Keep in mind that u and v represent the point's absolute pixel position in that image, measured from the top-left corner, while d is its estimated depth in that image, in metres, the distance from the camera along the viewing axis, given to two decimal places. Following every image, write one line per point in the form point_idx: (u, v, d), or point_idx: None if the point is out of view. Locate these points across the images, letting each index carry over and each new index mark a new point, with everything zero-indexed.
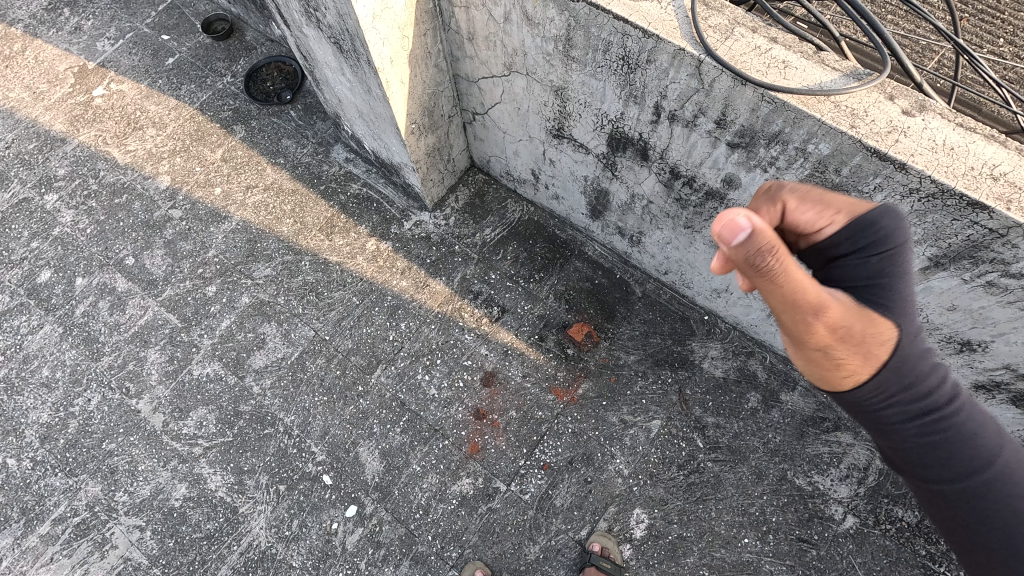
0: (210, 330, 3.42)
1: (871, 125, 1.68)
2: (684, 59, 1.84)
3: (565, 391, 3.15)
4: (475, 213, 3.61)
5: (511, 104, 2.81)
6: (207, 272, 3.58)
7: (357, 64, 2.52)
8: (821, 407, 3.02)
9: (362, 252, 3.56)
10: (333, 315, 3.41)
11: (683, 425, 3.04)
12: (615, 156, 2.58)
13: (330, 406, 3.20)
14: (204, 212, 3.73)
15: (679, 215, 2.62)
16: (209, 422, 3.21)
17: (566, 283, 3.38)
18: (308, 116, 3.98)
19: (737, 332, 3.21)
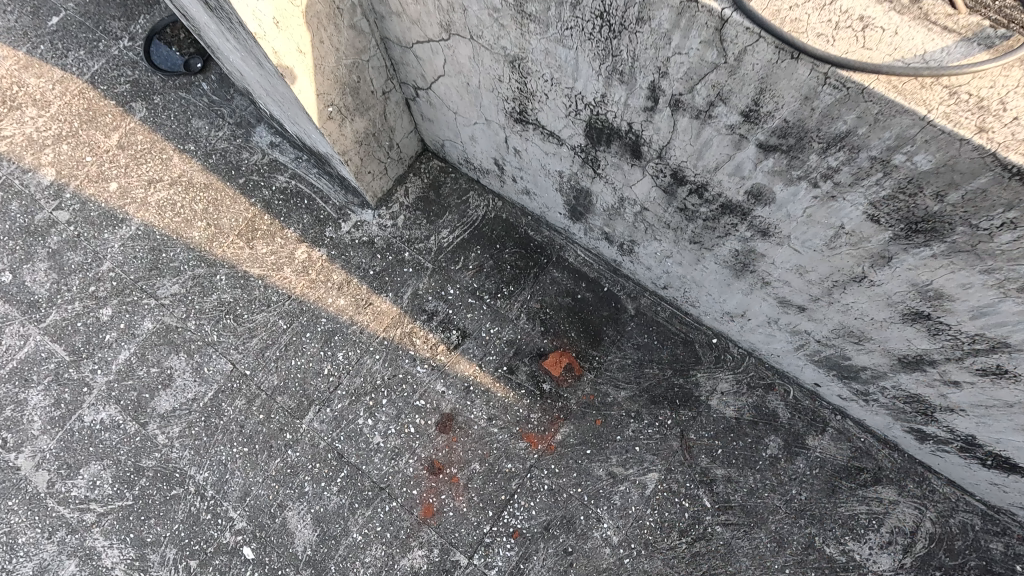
0: (106, 365, 2.79)
1: (1010, 127, 1.10)
2: (699, 17, 1.23)
3: (540, 438, 2.55)
4: (429, 210, 2.92)
5: (458, 78, 2.09)
6: (101, 290, 2.91)
7: (234, 28, 1.82)
8: (858, 454, 2.43)
9: (291, 262, 2.89)
10: (255, 343, 2.78)
11: (686, 479, 2.45)
12: (596, 149, 1.88)
13: (252, 460, 2.61)
14: (96, 213, 3.03)
15: (684, 228, 1.96)
16: (104, 482, 2.61)
17: (542, 299, 2.73)
18: (223, 90, 3.22)
19: (754, 360, 2.58)
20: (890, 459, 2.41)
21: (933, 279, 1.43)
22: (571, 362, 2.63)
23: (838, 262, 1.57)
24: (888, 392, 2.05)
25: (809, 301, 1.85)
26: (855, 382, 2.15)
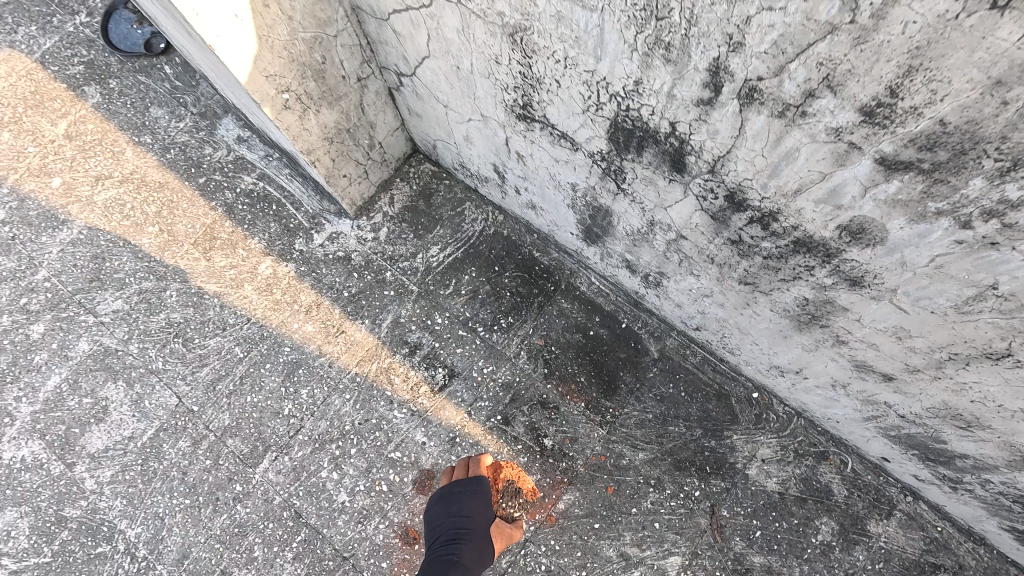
0: (31, 392, 2.38)
1: None
2: None
3: (538, 506, 2.09)
4: (416, 222, 2.47)
5: (447, 60, 1.63)
6: (34, 303, 2.50)
7: None
8: (935, 548, 1.94)
9: (253, 278, 2.45)
10: (205, 373, 2.35)
11: (716, 567, 1.99)
12: (621, 156, 1.43)
13: (192, 516, 2.19)
14: (35, 213, 2.62)
15: (733, 265, 1.48)
16: (19, 533, 2.22)
17: (546, 335, 2.27)
18: (188, 75, 2.80)
19: (803, 421, 2.10)
20: (977, 556, 1.92)
21: None
22: (516, 481, 2.10)
23: None
24: (993, 485, 1.57)
25: (902, 371, 1.37)
26: (944, 467, 1.67)
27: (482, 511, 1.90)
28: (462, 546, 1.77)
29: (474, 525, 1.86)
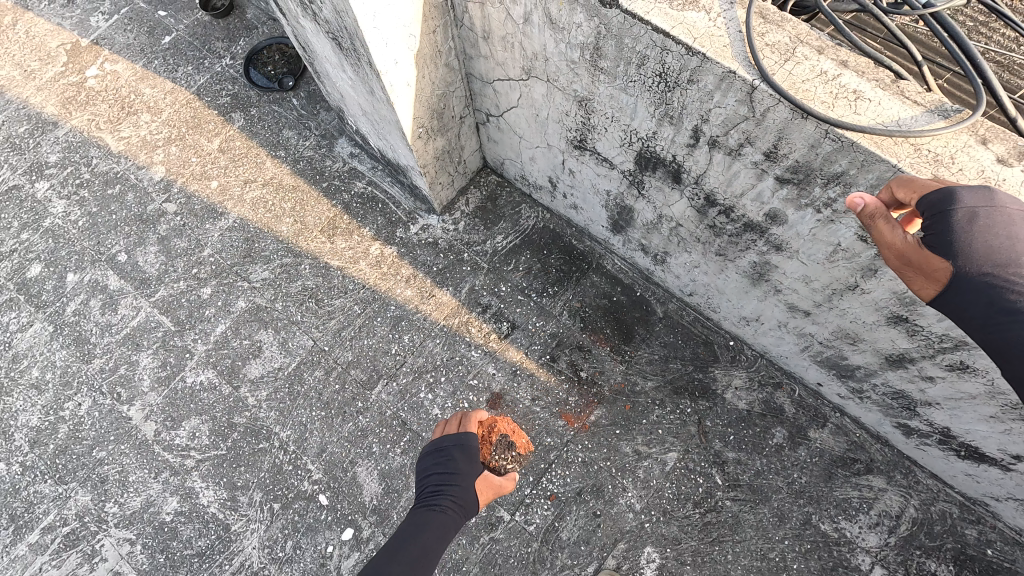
0: (204, 336, 3.26)
1: (958, 176, 1.41)
2: (734, 83, 1.57)
3: (576, 417, 2.96)
4: (486, 218, 3.36)
5: (529, 110, 2.52)
6: (202, 272, 3.39)
7: (359, 64, 2.26)
8: (854, 447, 2.81)
9: (366, 256, 3.34)
10: (333, 324, 3.22)
11: (702, 459, 2.85)
12: (643, 174, 2.31)
13: (328, 423, 3.06)
14: (200, 206, 3.53)
15: (712, 242, 2.36)
16: (202, 434, 3.09)
17: (582, 299, 3.15)
18: (311, 105, 3.71)
19: (765, 361, 2.97)
20: (882, 452, 2.79)
21: (907, 288, 1.77)
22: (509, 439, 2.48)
23: (836, 272, 1.95)
24: (879, 389, 2.43)
25: (813, 307, 2.24)
26: (852, 381, 2.53)
27: (469, 465, 2.16)
28: (450, 497, 2.04)
29: (458, 483, 2.09)
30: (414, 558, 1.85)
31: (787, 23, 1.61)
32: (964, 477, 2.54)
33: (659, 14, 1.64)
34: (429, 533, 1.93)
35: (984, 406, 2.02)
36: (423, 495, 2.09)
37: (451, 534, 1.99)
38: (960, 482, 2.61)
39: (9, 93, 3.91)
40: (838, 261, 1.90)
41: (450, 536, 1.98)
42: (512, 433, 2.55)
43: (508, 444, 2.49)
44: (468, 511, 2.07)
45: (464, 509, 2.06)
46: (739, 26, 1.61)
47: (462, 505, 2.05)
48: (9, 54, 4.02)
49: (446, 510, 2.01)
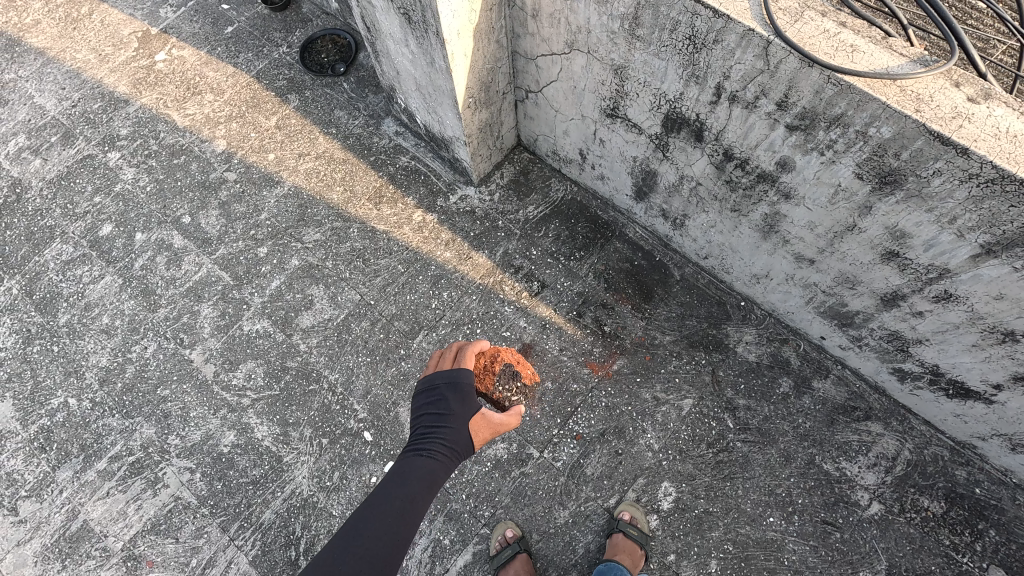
0: (261, 290, 3.58)
1: (937, 109, 1.78)
2: (753, 39, 1.94)
3: (600, 365, 3.24)
4: (519, 190, 3.70)
5: (568, 82, 2.88)
6: (259, 233, 3.72)
7: (425, 36, 2.63)
8: (854, 396, 3.08)
9: (409, 222, 3.67)
10: (378, 281, 3.54)
11: (715, 405, 3.12)
12: (668, 136, 2.65)
13: (373, 367, 3.35)
14: (258, 175, 3.88)
15: (728, 198, 2.69)
16: (257, 375, 3.39)
17: (606, 262, 3.46)
18: (360, 89, 4.09)
19: (773, 319, 3.27)
20: (879, 401, 3.06)
21: (898, 220, 2.09)
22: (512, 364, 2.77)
23: (837, 214, 2.28)
24: (876, 334, 2.72)
25: (817, 253, 2.56)
26: (852, 328, 2.81)
27: (461, 405, 2.33)
28: (440, 440, 2.22)
29: (450, 425, 2.26)
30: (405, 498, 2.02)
31: None
32: (953, 419, 2.82)
33: None
34: (419, 476, 2.09)
35: (967, 335, 2.34)
36: (416, 436, 2.27)
37: (441, 475, 2.16)
38: (949, 425, 2.89)
39: (84, 74, 4.30)
40: (839, 202, 2.22)
41: (440, 477, 2.16)
42: (515, 363, 2.79)
43: (512, 375, 2.73)
44: (458, 452, 2.24)
45: (455, 450, 2.24)
46: None
47: (452, 446, 2.23)
48: (85, 40, 4.43)
49: (436, 453, 2.18)
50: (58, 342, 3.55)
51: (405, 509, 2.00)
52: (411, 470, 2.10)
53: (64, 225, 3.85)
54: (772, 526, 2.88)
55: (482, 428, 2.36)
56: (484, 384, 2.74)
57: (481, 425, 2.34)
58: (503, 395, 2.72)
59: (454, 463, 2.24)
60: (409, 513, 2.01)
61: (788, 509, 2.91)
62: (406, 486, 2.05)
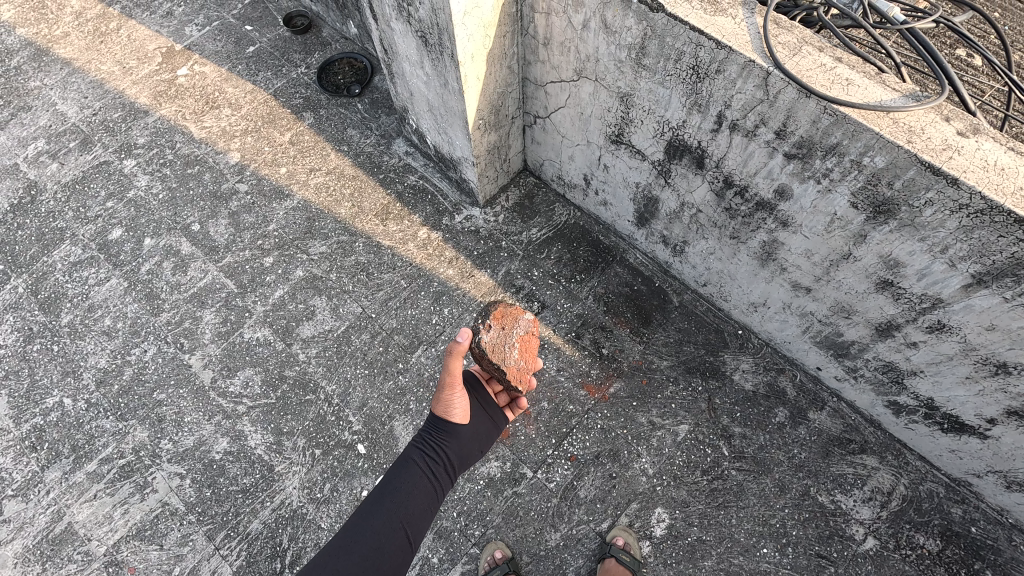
0: (264, 298, 3.62)
1: (927, 141, 1.87)
2: (753, 70, 2.05)
3: (597, 388, 3.24)
4: (523, 212, 3.77)
5: (575, 109, 2.98)
6: (266, 243, 3.78)
7: (440, 57, 2.74)
8: (849, 428, 3.08)
9: (414, 239, 3.74)
10: (380, 295, 3.58)
11: (710, 432, 3.11)
12: (670, 163, 2.74)
13: (370, 380, 3.36)
14: (269, 188, 3.96)
15: (727, 225, 2.76)
16: (255, 383, 3.39)
17: (606, 286, 3.50)
18: (373, 110, 4.22)
19: (770, 349, 3.29)
20: (874, 434, 3.06)
21: (892, 249, 2.15)
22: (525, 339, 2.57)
23: (832, 242, 2.34)
24: (871, 365, 2.74)
25: (813, 282, 2.60)
26: (847, 359, 2.84)
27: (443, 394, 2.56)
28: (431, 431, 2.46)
29: (434, 416, 2.50)
30: (404, 492, 2.28)
31: (795, 30, 2.12)
32: (948, 454, 2.83)
33: (695, 17, 2.13)
34: (413, 468, 2.34)
35: (961, 367, 2.37)
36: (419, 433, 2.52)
37: (436, 462, 2.38)
38: (945, 461, 2.89)
39: (108, 84, 4.45)
40: (835, 230, 2.28)
41: (436, 464, 2.38)
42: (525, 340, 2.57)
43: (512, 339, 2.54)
44: (449, 434, 2.45)
45: (448, 434, 2.45)
46: (757, 30, 2.11)
47: (442, 434, 2.46)
48: (111, 53, 4.59)
49: (426, 446, 2.41)
50: (59, 342, 3.57)
51: (403, 500, 2.25)
52: (404, 465, 2.36)
53: (75, 228, 3.91)
54: (766, 558, 2.84)
55: (455, 394, 2.47)
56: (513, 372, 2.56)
57: (449, 389, 2.46)
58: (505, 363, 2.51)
59: (452, 447, 2.43)
60: (408, 503, 2.25)
61: (781, 540, 2.88)
62: (402, 481, 2.30)
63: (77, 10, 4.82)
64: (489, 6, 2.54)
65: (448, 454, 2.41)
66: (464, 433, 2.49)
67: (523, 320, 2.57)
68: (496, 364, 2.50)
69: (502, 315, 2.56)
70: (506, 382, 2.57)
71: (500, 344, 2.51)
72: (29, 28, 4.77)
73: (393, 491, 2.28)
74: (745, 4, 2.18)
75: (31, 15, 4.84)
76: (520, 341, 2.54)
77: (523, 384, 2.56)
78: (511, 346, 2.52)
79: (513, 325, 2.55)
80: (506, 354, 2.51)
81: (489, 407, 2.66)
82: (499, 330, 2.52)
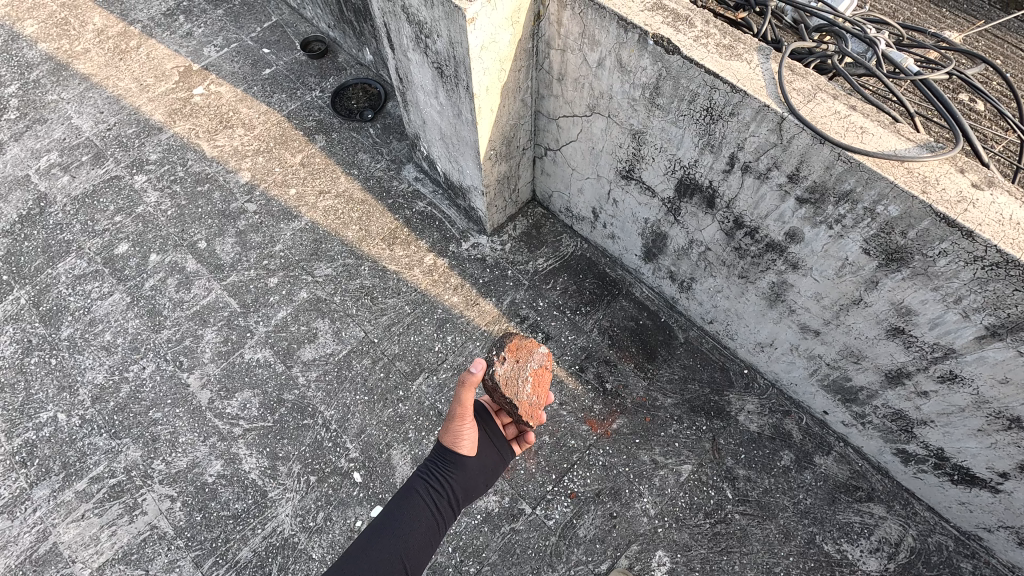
0: (266, 319, 3.59)
1: (942, 192, 1.87)
2: (768, 114, 2.07)
3: (599, 424, 3.19)
4: (530, 242, 3.77)
5: (586, 143, 3.01)
6: (272, 264, 3.77)
7: (455, 89, 2.77)
8: (856, 475, 3.02)
9: (420, 264, 3.73)
10: (384, 319, 3.55)
11: (714, 473, 3.05)
12: (680, 201, 2.74)
13: (370, 407, 3.31)
14: (277, 209, 3.97)
15: (736, 264, 2.75)
16: (252, 406, 3.34)
17: (612, 319, 3.48)
18: (384, 135, 4.25)
19: (776, 390, 3.25)
20: (882, 482, 3.00)
21: (904, 297, 2.14)
22: (537, 378, 2.53)
23: (842, 287, 2.32)
24: (879, 412, 2.70)
25: (822, 325, 2.57)
26: (855, 405, 2.80)
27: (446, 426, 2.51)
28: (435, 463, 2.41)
29: (440, 448, 2.46)
30: (406, 524, 2.20)
31: (810, 77, 2.14)
32: (958, 506, 2.77)
33: (711, 61, 2.16)
34: (416, 499, 2.28)
35: (973, 419, 2.35)
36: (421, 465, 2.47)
37: (440, 494, 2.32)
38: (954, 513, 2.82)
39: (124, 101, 4.50)
40: (845, 275, 2.27)
41: (440, 497, 2.32)
42: (538, 379, 2.52)
43: (525, 375, 2.48)
44: (452, 465, 2.40)
45: (454, 466, 2.40)
46: (772, 75, 2.14)
47: (446, 466, 2.40)
48: (129, 70, 4.66)
49: (429, 477, 2.36)
50: (57, 356, 3.53)
51: (405, 532, 2.17)
52: (408, 496, 2.29)
53: (82, 241, 3.92)
54: None
55: (465, 426, 2.43)
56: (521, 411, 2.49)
57: (459, 421, 2.42)
58: (516, 400, 2.45)
59: (458, 480, 2.37)
60: (410, 535, 2.17)
61: None
62: (405, 513, 2.23)
63: (98, 28, 4.91)
64: (506, 41, 2.57)
65: (452, 487, 2.35)
66: (471, 466, 2.44)
67: (538, 354, 2.54)
68: (508, 398, 2.46)
69: (516, 348, 2.52)
70: (516, 416, 2.53)
71: (513, 378, 2.46)
72: (50, 43, 4.84)
73: (395, 523, 2.20)
74: (760, 49, 2.21)
75: (53, 30, 4.92)
76: (533, 375, 2.50)
77: (535, 419, 2.53)
78: (524, 380, 2.48)
79: (527, 359, 2.51)
80: (518, 389, 2.47)
81: (497, 440, 2.62)
82: (513, 363, 2.48)
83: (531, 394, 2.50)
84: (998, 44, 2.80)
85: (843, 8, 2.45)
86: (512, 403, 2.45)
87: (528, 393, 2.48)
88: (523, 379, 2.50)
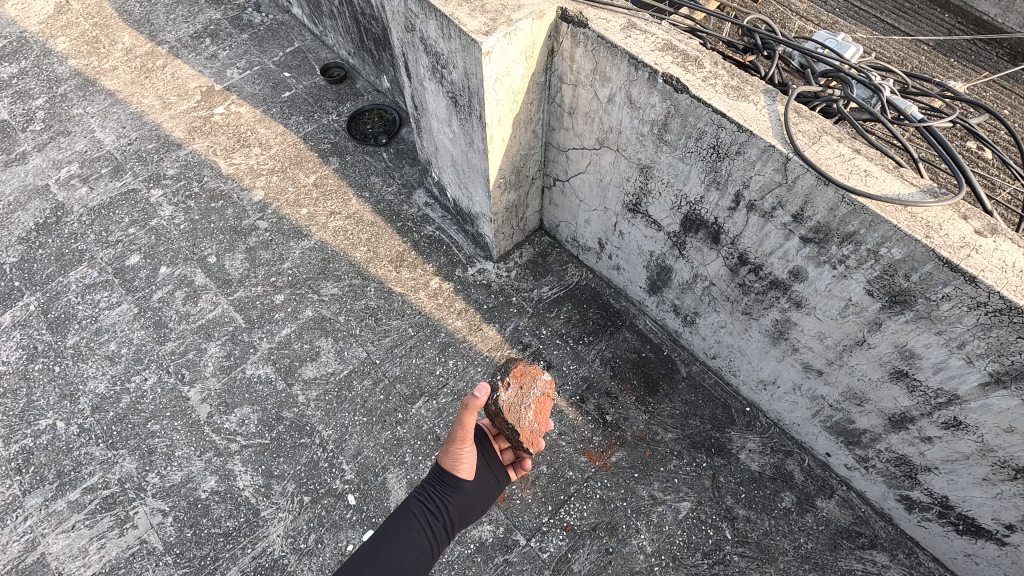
0: (270, 335, 3.61)
1: (945, 238, 1.89)
2: (773, 154, 2.11)
3: (598, 456, 3.16)
4: (536, 270, 3.79)
5: (594, 175, 3.06)
6: (279, 281, 3.81)
7: (468, 118, 2.84)
8: (858, 521, 2.95)
9: (425, 288, 3.76)
10: (386, 341, 3.56)
11: (713, 512, 2.99)
12: (686, 236, 2.77)
13: (367, 428, 3.29)
14: (288, 227, 4.03)
15: (739, 300, 2.75)
16: (251, 422, 3.33)
17: (614, 350, 3.47)
18: (397, 160, 4.34)
19: (779, 430, 3.21)
20: (885, 529, 2.93)
21: (908, 341, 2.14)
22: (541, 407, 2.50)
23: (846, 328, 2.32)
24: (883, 456, 2.67)
25: (826, 365, 2.56)
26: (858, 448, 2.76)
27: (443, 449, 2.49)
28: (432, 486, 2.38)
29: (438, 470, 2.43)
30: (400, 545, 2.17)
31: (815, 119, 2.19)
32: (963, 558, 2.70)
33: (719, 100, 2.21)
34: (411, 521, 2.24)
35: (977, 468, 2.31)
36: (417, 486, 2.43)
37: (436, 517, 2.28)
38: (959, 564, 2.76)
39: (147, 117, 4.63)
40: (849, 316, 2.27)
41: (435, 519, 2.28)
42: (540, 409, 2.50)
43: (529, 402, 2.47)
44: (449, 488, 2.37)
45: (450, 489, 2.37)
46: (778, 116, 2.18)
47: (443, 490, 2.37)
48: (154, 88, 4.80)
49: (426, 500, 2.33)
50: (60, 363, 3.56)
51: (399, 553, 2.14)
52: (403, 517, 2.26)
53: (95, 251, 3.98)
54: None
55: (464, 449, 2.41)
56: (526, 440, 2.45)
57: (459, 444, 2.40)
58: (519, 426, 2.42)
59: (455, 503, 2.34)
60: (403, 557, 2.14)
61: None
62: (399, 534, 2.20)
63: (127, 47, 5.08)
64: (520, 74, 2.64)
65: (448, 510, 2.32)
66: (468, 491, 2.40)
67: (541, 381, 2.52)
68: (510, 424, 2.44)
69: (521, 373, 2.53)
70: (515, 441, 2.50)
71: (516, 404, 2.45)
72: (79, 60, 5.01)
73: (389, 544, 2.17)
74: (767, 91, 2.26)
75: (83, 47, 5.09)
76: (535, 403, 2.48)
77: (535, 447, 2.49)
78: (526, 408, 2.45)
79: (531, 385, 2.50)
80: (521, 415, 2.45)
81: (495, 465, 2.59)
82: (517, 389, 2.48)
83: (534, 421, 2.47)
84: (1007, 95, 2.86)
85: (849, 56, 2.52)
86: (514, 429, 2.42)
87: (532, 420, 2.45)
88: (526, 405, 2.49)
